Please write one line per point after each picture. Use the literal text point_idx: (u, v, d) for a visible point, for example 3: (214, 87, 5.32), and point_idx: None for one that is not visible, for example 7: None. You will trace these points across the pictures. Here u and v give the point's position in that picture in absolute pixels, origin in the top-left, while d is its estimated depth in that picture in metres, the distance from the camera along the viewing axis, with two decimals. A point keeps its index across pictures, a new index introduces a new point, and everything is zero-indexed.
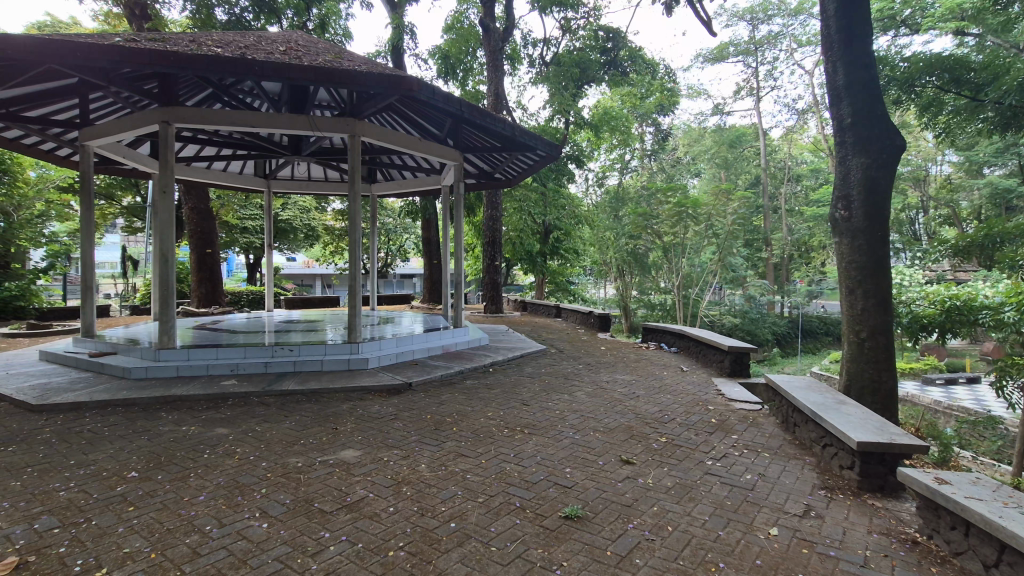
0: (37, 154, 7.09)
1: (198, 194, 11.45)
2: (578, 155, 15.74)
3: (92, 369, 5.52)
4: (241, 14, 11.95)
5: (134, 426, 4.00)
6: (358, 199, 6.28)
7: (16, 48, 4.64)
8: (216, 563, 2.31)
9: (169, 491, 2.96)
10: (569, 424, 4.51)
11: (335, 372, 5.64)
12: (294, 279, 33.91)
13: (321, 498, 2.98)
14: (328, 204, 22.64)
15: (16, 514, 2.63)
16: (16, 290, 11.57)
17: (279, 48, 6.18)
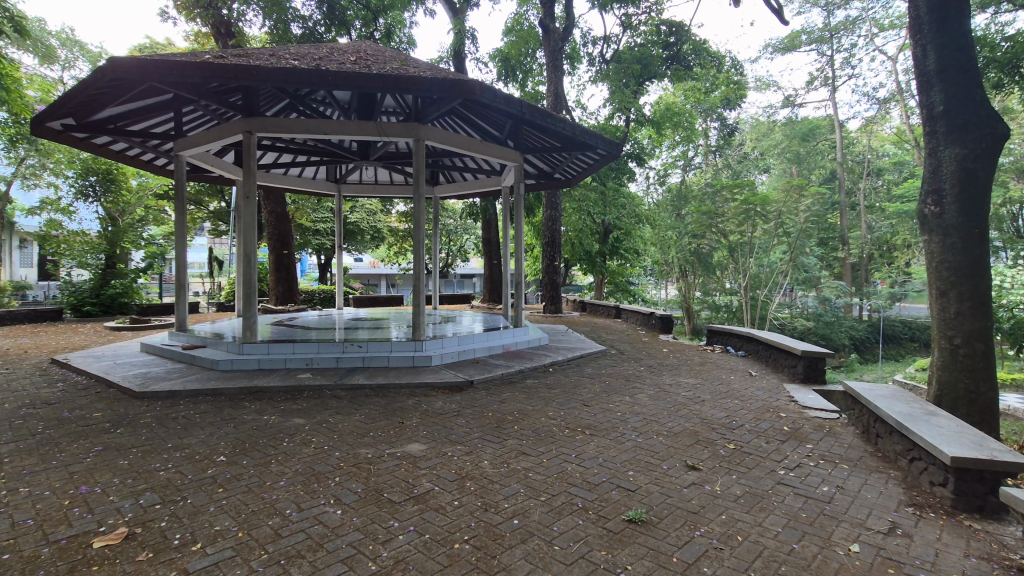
0: (138, 164, 7.82)
1: (276, 199, 12.22)
2: (639, 153, 15.42)
3: (185, 360, 6.02)
4: (314, 27, 12.60)
5: (222, 414, 4.33)
6: (422, 202, 6.46)
7: (123, 68, 5.15)
8: (295, 545, 2.46)
9: (253, 476, 3.18)
10: (632, 427, 4.44)
11: (400, 368, 5.83)
12: (361, 279, 35.46)
13: (390, 489, 3.09)
14: (392, 206, 23.47)
15: (125, 490, 2.91)
16: (120, 288, 12.98)
17: (349, 58, 6.48)
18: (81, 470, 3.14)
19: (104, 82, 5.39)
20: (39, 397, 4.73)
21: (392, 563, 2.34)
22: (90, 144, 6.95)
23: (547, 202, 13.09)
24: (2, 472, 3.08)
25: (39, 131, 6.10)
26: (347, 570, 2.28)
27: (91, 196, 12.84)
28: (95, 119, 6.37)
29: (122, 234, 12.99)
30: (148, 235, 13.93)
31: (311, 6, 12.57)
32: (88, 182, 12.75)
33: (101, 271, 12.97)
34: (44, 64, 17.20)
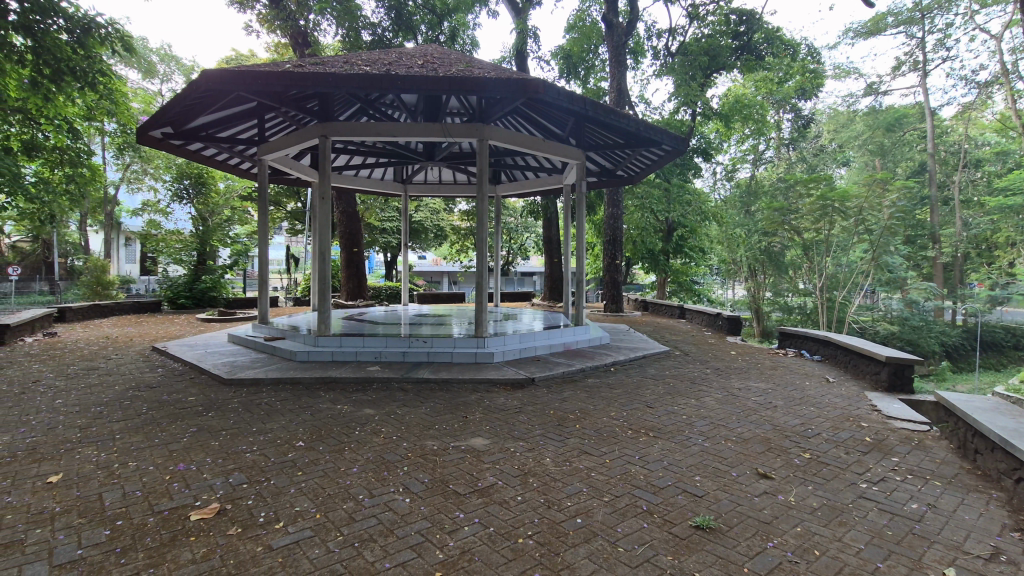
0: (227, 169, 8.44)
1: (347, 199, 12.82)
2: (705, 148, 14.88)
3: (266, 351, 6.44)
4: (382, 34, 13.16)
5: (299, 402, 4.61)
6: (485, 200, 6.54)
7: (214, 80, 5.57)
8: (368, 530, 2.57)
9: (329, 461, 3.35)
10: (698, 431, 4.31)
11: (463, 364, 5.95)
12: (424, 276, 36.53)
13: (456, 480, 3.17)
14: (455, 205, 23.96)
15: (217, 468, 3.17)
16: (210, 283, 13.97)
17: (417, 62, 6.68)
18: (180, 449, 3.44)
19: (198, 94, 5.86)
20: (143, 380, 5.23)
21: (459, 553, 2.39)
22: (186, 151, 7.57)
23: (608, 200, 12.91)
24: (114, 446, 3.42)
25: (143, 139, 6.72)
26: (416, 556, 2.36)
27: (185, 199, 13.97)
28: (190, 127, 6.93)
29: (211, 233, 14.04)
30: (234, 233, 14.96)
31: (380, 14, 13.16)
32: (182, 185, 13.86)
33: (193, 267, 14.01)
34: (146, 78, 18.94)
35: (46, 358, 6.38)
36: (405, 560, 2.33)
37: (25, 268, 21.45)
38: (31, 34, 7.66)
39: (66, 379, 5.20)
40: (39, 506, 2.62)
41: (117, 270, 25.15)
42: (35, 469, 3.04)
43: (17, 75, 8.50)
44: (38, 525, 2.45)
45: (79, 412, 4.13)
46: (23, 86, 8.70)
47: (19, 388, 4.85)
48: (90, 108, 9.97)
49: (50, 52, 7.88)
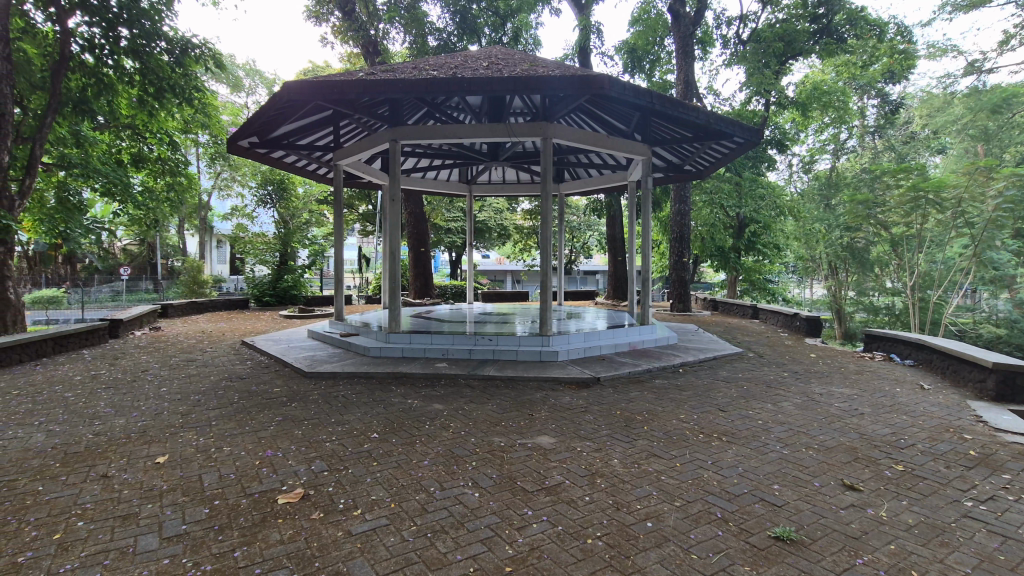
0: (305, 174, 8.94)
1: (415, 201, 13.24)
2: (780, 139, 14.09)
3: (342, 346, 6.78)
4: (448, 38, 13.56)
5: (373, 395, 4.81)
6: (550, 199, 6.53)
7: (296, 91, 5.91)
8: (440, 521, 2.64)
9: (401, 453, 3.47)
10: (776, 437, 4.08)
11: (528, 362, 5.99)
12: (488, 274, 37.08)
13: (523, 477, 3.19)
14: (517, 204, 24.12)
15: (300, 456, 3.36)
16: (291, 282, 15.03)
17: (482, 64, 6.77)
18: (267, 436, 3.68)
19: (281, 105, 6.25)
20: (234, 372, 5.66)
21: (528, 550, 2.41)
22: (270, 158, 8.10)
23: (675, 196, 12.49)
24: (211, 432, 3.73)
25: (233, 149, 7.25)
26: (486, 550, 2.40)
27: (269, 203, 14.98)
28: (274, 136, 7.40)
29: (292, 235, 14.98)
30: (312, 235, 15.90)
31: (445, 19, 13.51)
32: (266, 190, 14.92)
33: (277, 267, 15.03)
34: (235, 92, 20.48)
35: (152, 350, 7.05)
36: (476, 552, 2.37)
37: (135, 268, 23.84)
38: (138, 57, 8.57)
39: (169, 369, 5.73)
40: (150, 483, 2.90)
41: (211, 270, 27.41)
42: (145, 450, 3.37)
43: (128, 95, 9.54)
44: (149, 501, 2.70)
45: (182, 399, 4.54)
46: (132, 104, 9.73)
47: (131, 376, 5.40)
48: (187, 122, 10.90)
49: (153, 72, 8.77)
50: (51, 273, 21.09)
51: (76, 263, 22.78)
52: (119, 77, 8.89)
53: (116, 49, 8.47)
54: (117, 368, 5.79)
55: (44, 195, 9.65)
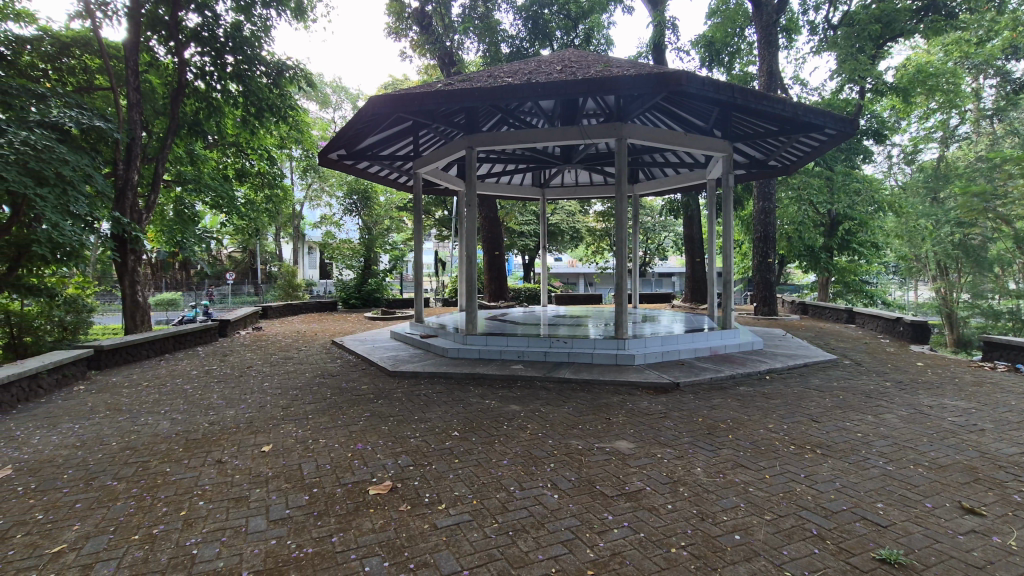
0: (387, 183, 9.41)
1: (489, 205, 13.50)
2: (877, 128, 12.96)
3: (422, 347, 7.06)
4: (520, 44, 13.74)
5: (452, 394, 4.97)
6: (625, 200, 6.41)
7: (381, 104, 6.24)
8: (521, 520, 2.68)
9: (481, 452, 3.56)
10: (878, 452, 3.76)
11: (603, 366, 5.92)
12: (560, 278, 36.94)
13: (603, 481, 3.16)
14: (590, 206, 23.88)
15: (387, 450, 3.53)
16: (374, 285, 15.69)
17: (556, 67, 6.80)
18: (357, 431, 3.90)
19: (366, 119, 6.61)
20: (326, 370, 6.07)
21: (610, 555, 2.39)
22: (355, 169, 8.56)
23: (758, 193, 11.83)
24: (308, 425, 4.01)
25: (324, 162, 7.77)
26: (568, 552, 2.40)
27: (354, 211, 16.24)
28: (360, 148, 7.82)
29: (375, 241, 15.80)
30: (391, 241, 16.74)
31: (517, 25, 13.74)
32: (352, 200, 16.15)
33: (361, 271, 15.90)
34: (323, 109, 21.91)
35: (255, 348, 7.70)
36: (557, 554, 2.38)
37: (239, 273, 26.16)
38: (241, 80, 9.44)
39: (270, 366, 6.23)
40: (258, 469, 3.18)
41: (303, 274, 29.47)
42: (252, 439, 3.69)
43: (233, 116, 10.52)
44: (257, 485, 2.96)
45: (282, 394, 4.93)
46: (237, 124, 10.73)
47: (238, 372, 5.93)
48: (283, 138, 11.82)
49: (254, 94, 9.61)
50: (170, 278, 23.64)
51: (190, 269, 25.37)
52: (226, 100, 9.82)
53: (223, 74, 9.40)
54: (226, 364, 6.38)
55: (164, 209, 10.85)
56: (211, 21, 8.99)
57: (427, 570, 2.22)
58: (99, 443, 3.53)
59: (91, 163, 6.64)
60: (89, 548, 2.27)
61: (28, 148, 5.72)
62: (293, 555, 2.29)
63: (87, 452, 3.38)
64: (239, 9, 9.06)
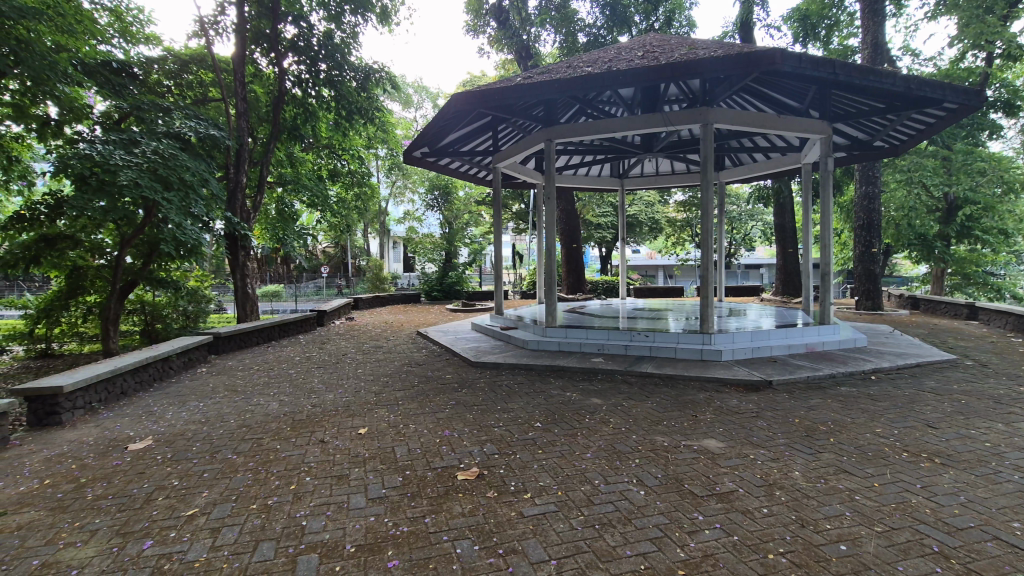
0: (468, 178, 9.63)
1: (567, 197, 13.41)
2: (1008, 99, 11.43)
3: (503, 338, 7.19)
4: (598, 32, 13.43)
5: (534, 386, 5.02)
6: (711, 188, 6.11)
7: (463, 101, 6.37)
8: (607, 515, 2.66)
9: (564, 444, 3.57)
10: (1013, 465, 3.32)
11: (688, 361, 5.72)
12: (638, 270, 36.14)
13: (692, 480, 3.06)
14: (670, 196, 23.05)
15: (472, 438, 3.64)
16: (455, 278, 16.18)
17: (638, 53, 6.60)
18: (445, 418, 4.05)
19: (448, 117, 6.79)
20: (413, 358, 6.35)
21: (701, 556, 2.31)
22: (437, 165, 8.80)
23: (860, 176, 10.83)
24: (399, 410, 4.22)
25: (409, 160, 8.09)
26: (657, 549, 2.35)
27: (436, 207, 16.83)
28: (442, 145, 8.05)
29: (455, 235, 16.45)
30: (470, 235, 17.18)
31: (596, 13, 13.35)
32: (434, 195, 16.76)
33: (443, 264, 16.44)
34: (405, 109, 22.83)
35: (349, 337, 8.21)
36: (646, 550, 2.34)
37: (332, 267, 28.05)
38: (333, 85, 10.11)
39: (362, 354, 6.62)
40: (355, 450, 3.38)
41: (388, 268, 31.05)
42: (350, 422, 3.94)
43: (325, 119, 11.19)
44: (356, 465, 3.16)
45: (374, 380, 5.22)
46: (330, 127, 11.43)
47: (335, 358, 6.36)
48: (371, 139, 12.43)
49: (344, 97, 10.24)
50: (273, 272, 25.85)
51: (290, 263, 27.55)
52: (320, 104, 10.49)
53: (317, 81, 10.06)
54: (324, 351, 6.87)
55: (268, 208, 11.83)
56: (306, 31, 9.68)
57: (515, 557, 2.27)
58: (220, 420, 3.93)
59: (208, 169, 7.34)
60: (216, 513, 2.53)
61: (158, 156, 6.42)
62: (390, 532, 2.43)
63: (210, 428, 3.77)
64: (330, 18, 9.73)
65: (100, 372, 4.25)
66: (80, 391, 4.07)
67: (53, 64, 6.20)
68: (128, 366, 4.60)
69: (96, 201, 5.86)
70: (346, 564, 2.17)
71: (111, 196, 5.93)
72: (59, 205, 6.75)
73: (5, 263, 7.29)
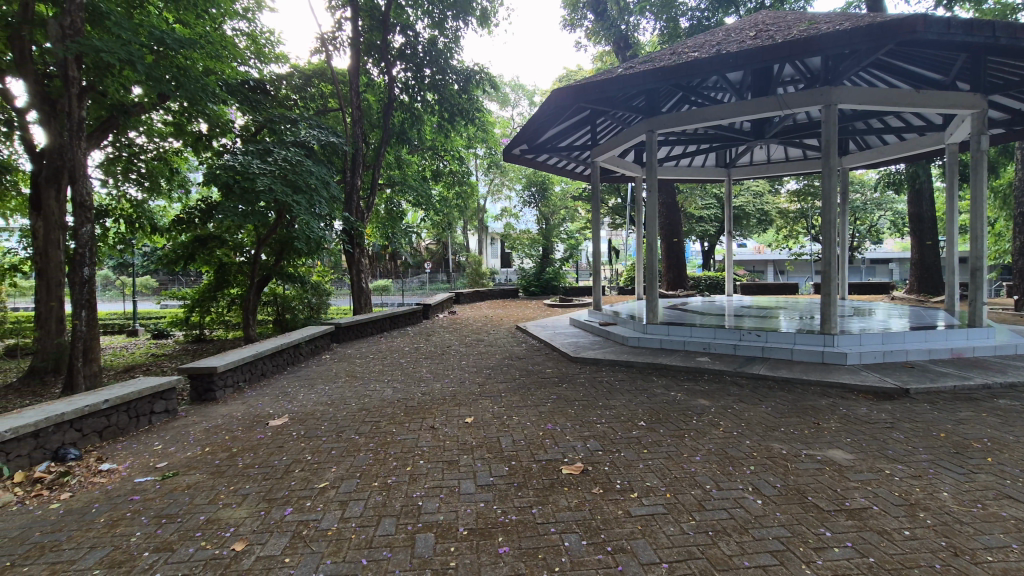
0: (565, 173, 9.60)
1: (668, 190, 12.93)
2: None
3: (602, 335, 7.10)
4: (701, 16, 12.65)
5: (636, 384, 4.90)
6: (834, 175, 5.55)
7: (562, 96, 6.36)
8: (720, 522, 2.53)
9: (671, 445, 3.45)
10: None
11: (806, 364, 5.27)
12: (745, 266, 33.92)
13: (816, 493, 2.81)
14: (782, 186, 21.16)
15: (576, 433, 3.64)
16: (552, 274, 16.28)
17: (748, 34, 6.17)
18: (546, 411, 4.09)
19: (547, 114, 6.82)
20: (513, 352, 6.49)
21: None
22: (536, 162, 8.86)
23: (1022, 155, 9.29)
24: (502, 402, 4.33)
25: (509, 157, 8.22)
26: (778, 563, 2.19)
27: (533, 203, 17.06)
28: (540, 141, 8.10)
29: (552, 230, 16.53)
30: (567, 231, 17.18)
31: None
32: (531, 192, 16.99)
33: (540, 259, 16.62)
34: (502, 108, 23.33)
35: (453, 330, 8.57)
36: (766, 563, 2.19)
37: (434, 263, 29.48)
38: (437, 89, 10.61)
39: (466, 347, 6.88)
40: (464, 438, 3.52)
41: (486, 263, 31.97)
42: (457, 411, 4.10)
43: (430, 122, 11.73)
44: (465, 452, 3.29)
45: (478, 372, 5.40)
46: (434, 130, 11.96)
47: (441, 350, 6.68)
48: (471, 139, 12.84)
49: (447, 100, 10.71)
50: (383, 267, 27.76)
51: (397, 259, 29.38)
52: (424, 108, 11.01)
53: (422, 86, 10.60)
54: (431, 343, 7.23)
55: (379, 209, 12.67)
56: (413, 40, 10.27)
57: (624, 556, 2.23)
58: (343, 403, 4.28)
59: (328, 173, 8.02)
60: (344, 488, 2.76)
61: (287, 164, 7.12)
62: (500, 519, 2.50)
63: (335, 409, 4.13)
64: (434, 25, 10.21)
65: (245, 355, 4.81)
66: (230, 371, 4.64)
67: (204, 86, 7.03)
68: (267, 351, 5.17)
69: (238, 206, 6.58)
70: (461, 546, 2.26)
71: (250, 202, 6.61)
72: (208, 210, 7.73)
73: (169, 261, 8.51)
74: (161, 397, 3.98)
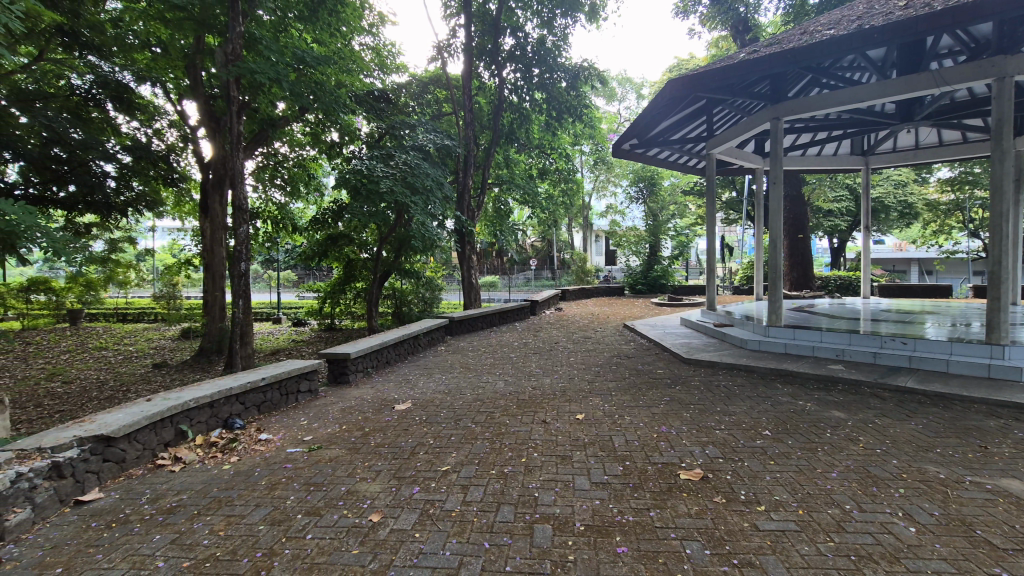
0: (677, 167, 9.22)
1: (792, 182, 11.91)
2: None
3: (717, 336, 6.74)
4: None
5: (757, 390, 4.59)
6: (1008, 160, 4.73)
7: (677, 87, 6.10)
8: (866, 546, 2.29)
9: (802, 459, 3.18)
10: None
11: (967, 378, 4.58)
12: (882, 265, 30.28)
13: (986, 526, 2.43)
14: (931, 174, 18.54)
15: (694, 438, 3.49)
16: (659, 272, 15.72)
17: (898, 3, 5.46)
18: (660, 413, 3.97)
19: (660, 106, 6.60)
20: (622, 351, 6.38)
21: None
22: (646, 156, 8.60)
23: None
24: (614, 401, 4.27)
25: (618, 152, 8.07)
26: None
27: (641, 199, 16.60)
28: (652, 135, 7.86)
29: (660, 226, 15.95)
30: (676, 227, 16.50)
31: None
32: (639, 187, 16.55)
33: (647, 257, 16.14)
34: (609, 103, 22.97)
35: (560, 327, 8.59)
36: None
37: (539, 260, 29.86)
38: (545, 88, 10.72)
39: (574, 343, 6.89)
40: (576, 434, 3.53)
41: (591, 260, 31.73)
42: (568, 407, 4.12)
43: (538, 121, 11.87)
44: (577, 449, 3.29)
45: (586, 369, 5.39)
46: (542, 129, 12.08)
47: (548, 346, 6.75)
48: (578, 136, 12.82)
49: (556, 97, 10.78)
50: (490, 264, 28.69)
51: (503, 257, 30.19)
52: (533, 107, 11.17)
53: (531, 86, 10.77)
54: (539, 339, 7.33)
55: (488, 208, 13.09)
56: (523, 41, 10.44)
57: (753, 570, 2.11)
58: (459, 393, 4.49)
59: (442, 174, 8.44)
60: (464, 473, 2.89)
61: (406, 166, 7.60)
62: (617, 519, 2.48)
63: (452, 399, 4.34)
64: (543, 25, 10.33)
65: (373, 344, 5.23)
66: (361, 357, 5.07)
67: (337, 98, 7.71)
68: (391, 340, 5.57)
69: (364, 205, 7.16)
70: (579, 540, 2.28)
71: (374, 202, 7.16)
72: (338, 211, 8.50)
73: (306, 257, 9.50)
74: (306, 378, 4.46)
